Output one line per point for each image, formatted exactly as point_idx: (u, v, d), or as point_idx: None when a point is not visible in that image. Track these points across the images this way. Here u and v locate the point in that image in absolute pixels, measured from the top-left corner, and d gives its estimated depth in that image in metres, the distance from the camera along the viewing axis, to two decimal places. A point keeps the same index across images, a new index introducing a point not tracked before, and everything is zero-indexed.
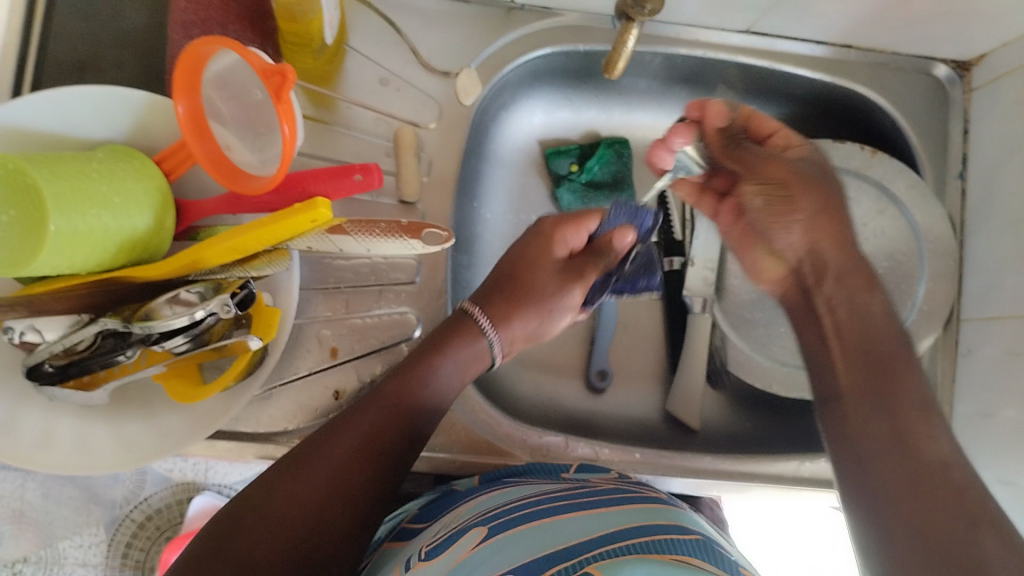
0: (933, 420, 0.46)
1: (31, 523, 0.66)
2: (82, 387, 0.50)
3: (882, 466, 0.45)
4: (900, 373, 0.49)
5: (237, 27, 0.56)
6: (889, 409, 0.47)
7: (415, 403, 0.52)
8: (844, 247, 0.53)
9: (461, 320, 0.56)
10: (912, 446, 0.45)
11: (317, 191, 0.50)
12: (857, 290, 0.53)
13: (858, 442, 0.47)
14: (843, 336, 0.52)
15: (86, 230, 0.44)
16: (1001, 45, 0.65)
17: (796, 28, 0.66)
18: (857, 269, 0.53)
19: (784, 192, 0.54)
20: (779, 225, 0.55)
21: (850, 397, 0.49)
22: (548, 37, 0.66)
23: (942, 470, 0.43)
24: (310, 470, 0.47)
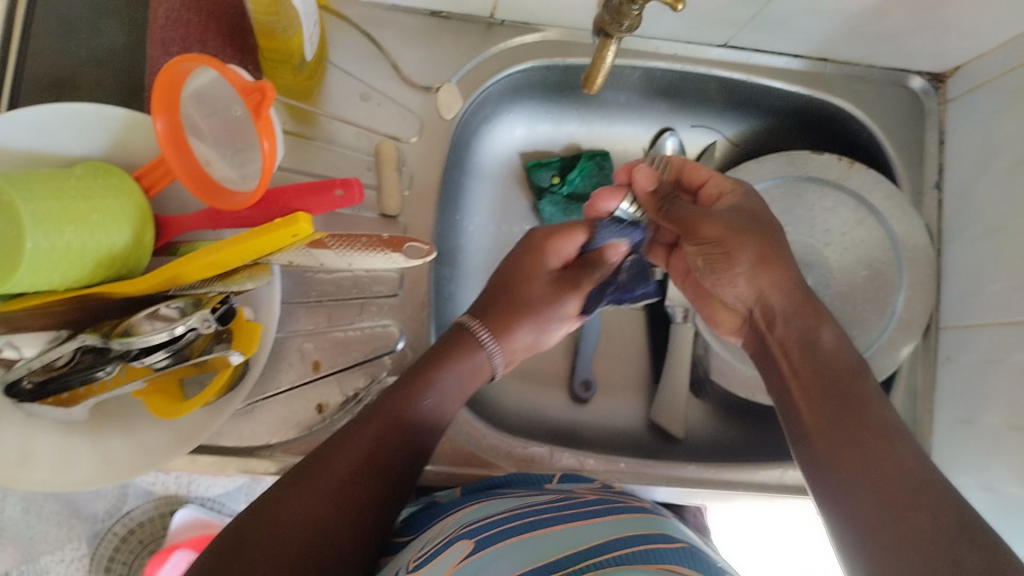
0: (897, 441, 0.47)
1: (14, 539, 0.68)
2: (60, 404, 0.50)
3: (860, 493, 0.46)
4: (865, 400, 0.50)
5: (215, 44, 0.57)
6: (858, 436, 0.48)
7: (418, 410, 0.53)
8: (791, 285, 0.56)
9: (461, 334, 0.58)
10: (881, 465, 0.46)
11: (298, 208, 0.50)
12: (807, 325, 0.55)
13: (840, 477, 0.47)
14: (809, 372, 0.53)
15: (64, 247, 0.44)
16: (974, 57, 0.66)
17: (773, 42, 0.67)
18: (805, 303, 0.56)
19: (722, 251, 0.55)
20: (724, 277, 0.57)
21: (819, 430, 0.50)
22: (528, 52, 0.67)
23: (913, 487, 0.44)
24: (313, 485, 0.47)
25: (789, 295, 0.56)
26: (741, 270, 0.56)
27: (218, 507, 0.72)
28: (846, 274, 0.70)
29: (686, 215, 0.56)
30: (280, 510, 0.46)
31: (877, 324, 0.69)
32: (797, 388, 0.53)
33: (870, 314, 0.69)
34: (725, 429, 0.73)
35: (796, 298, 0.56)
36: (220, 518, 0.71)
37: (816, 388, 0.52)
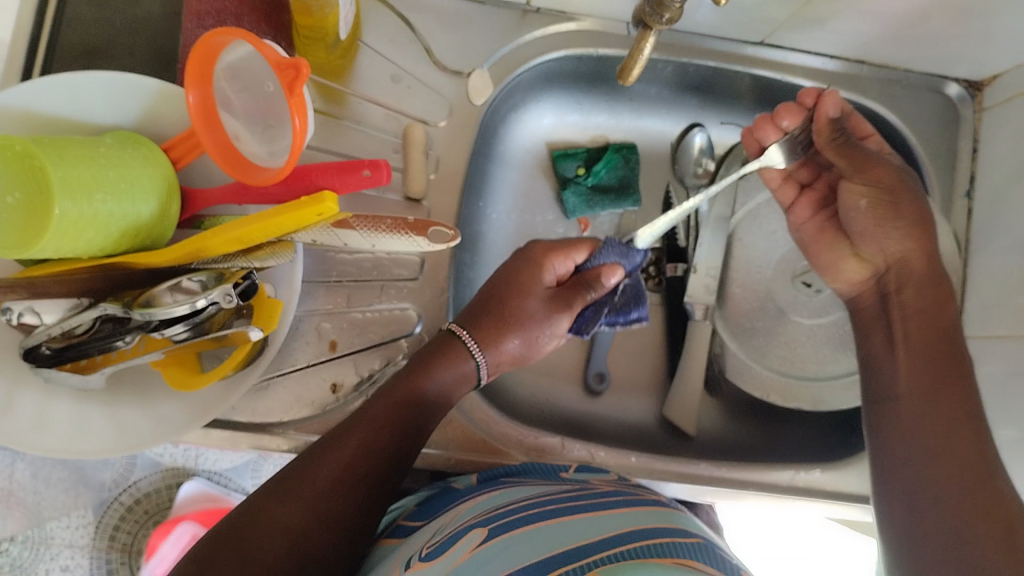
0: (981, 440, 0.52)
1: (19, 504, 0.67)
2: (78, 370, 0.50)
3: (957, 474, 0.51)
4: (958, 384, 0.54)
5: (250, 19, 0.56)
6: (941, 424, 0.53)
7: (400, 423, 0.52)
8: (929, 255, 0.58)
9: (448, 340, 0.56)
10: (949, 443, 0.52)
11: (325, 185, 0.50)
12: (919, 281, 0.57)
13: (918, 444, 0.53)
14: (909, 332, 0.57)
15: (90, 215, 0.44)
16: (1015, 67, 0.65)
17: (810, 41, 0.66)
18: (938, 278, 0.57)
19: (891, 197, 0.58)
20: (877, 227, 0.59)
21: (906, 399, 0.55)
22: (562, 41, 0.66)
23: (988, 480, 0.50)
24: (295, 496, 0.47)
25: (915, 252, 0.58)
26: (920, 236, 0.58)
27: (225, 482, 0.73)
28: None
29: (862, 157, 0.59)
30: (260, 522, 0.45)
31: None
32: (897, 352, 0.57)
33: None
34: (738, 428, 0.73)
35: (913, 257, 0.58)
36: (224, 492, 0.73)
37: (922, 362, 0.55)
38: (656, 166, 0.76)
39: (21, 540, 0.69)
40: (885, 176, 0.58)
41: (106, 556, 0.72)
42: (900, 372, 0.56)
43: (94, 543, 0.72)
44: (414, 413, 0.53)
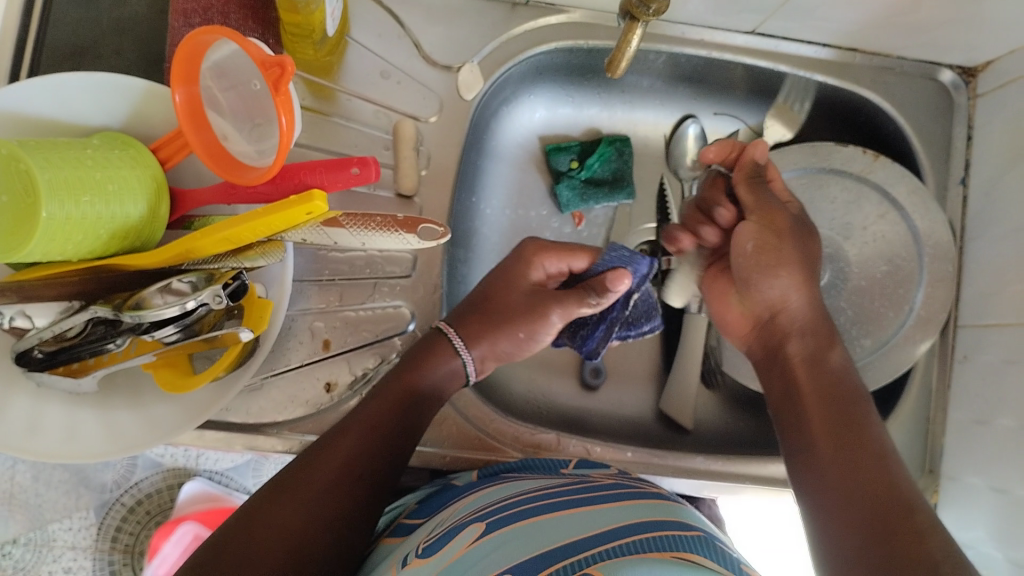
0: (893, 467, 0.48)
1: (21, 506, 0.67)
2: (71, 374, 0.50)
3: (873, 494, 0.46)
4: (865, 424, 0.51)
5: (238, 16, 0.56)
6: (860, 455, 0.49)
7: (390, 421, 0.53)
8: (813, 305, 0.57)
9: (436, 339, 0.57)
10: (857, 458, 0.49)
11: (314, 184, 0.50)
12: (815, 344, 0.56)
13: (838, 482, 0.48)
14: (813, 376, 0.54)
15: (78, 218, 0.43)
16: (1008, 52, 0.64)
17: (801, 30, 0.66)
18: (819, 325, 0.57)
19: (803, 239, 0.58)
20: (763, 276, 0.57)
21: (814, 444, 0.51)
22: (551, 33, 0.66)
23: (909, 509, 0.45)
24: (294, 497, 0.47)
25: (810, 309, 0.57)
26: (805, 277, 0.57)
27: (227, 481, 0.73)
28: (868, 268, 0.69)
29: (769, 197, 0.59)
30: (260, 522, 0.45)
31: (895, 320, 0.68)
32: (804, 397, 0.54)
33: (887, 310, 0.68)
34: (736, 420, 0.73)
35: (812, 320, 0.57)
36: (226, 492, 0.72)
37: (829, 403, 0.52)
38: (650, 159, 0.76)
39: (23, 543, 0.69)
40: (785, 222, 0.58)
41: (109, 558, 0.72)
42: (809, 415, 0.53)
43: (96, 545, 0.71)
44: (407, 411, 0.54)
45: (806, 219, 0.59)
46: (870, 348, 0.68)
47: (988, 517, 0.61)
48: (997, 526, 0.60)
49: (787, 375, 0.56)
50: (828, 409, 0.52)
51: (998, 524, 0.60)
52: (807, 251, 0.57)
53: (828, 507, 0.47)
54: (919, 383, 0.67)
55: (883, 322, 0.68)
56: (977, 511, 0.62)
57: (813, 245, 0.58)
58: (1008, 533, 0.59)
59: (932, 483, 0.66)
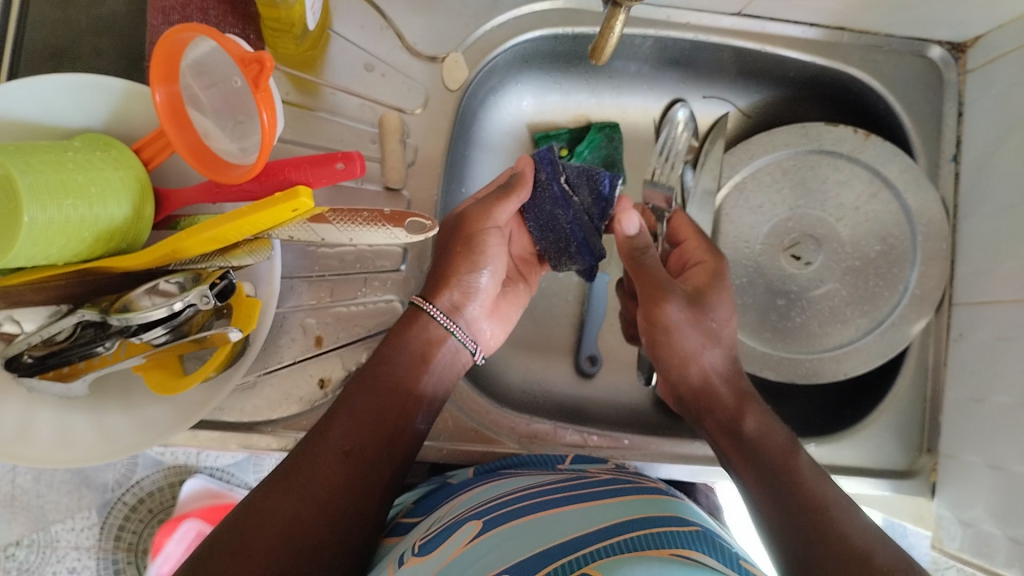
0: (838, 514, 0.47)
1: (23, 507, 0.68)
2: (61, 379, 0.50)
3: (821, 550, 0.45)
4: (801, 473, 0.50)
5: (217, 11, 0.56)
6: (802, 501, 0.48)
7: (363, 392, 0.52)
8: (725, 374, 0.57)
9: (412, 314, 0.56)
10: (800, 495, 0.48)
11: (299, 181, 0.49)
12: (727, 413, 0.54)
13: (785, 543, 0.47)
14: (741, 430, 0.53)
15: (62, 221, 0.43)
16: (997, 26, 0.64)
17: (788, 10, 0.65)
18: (733, 390, 0.56)
19: (700, 317, 0.57)
20: (667, 361, 0.58)
21: (756, 493, 0.50)
22: (537, 22, 0.65)
23: (864, 556, 0.44)
24: (285, 484, 0.47)
25: (724, 377, 0.57)
26: (711, 347, 0.57)
27: (228, 478, 0.73)
28: (859, 247, 0.70)
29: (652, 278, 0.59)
30: (255, 513, 0.46)
31: (889, 299, 0.69)
32: (738, 467, 0.52)
33: (882, 290, 0.69)
34: None
35: (720, 388, 0.56)
36: (228, 488, 0.72)
37: (756, 465, 0.51)
38: (640, 144, 0.75)
39: (27, 544, 0.69)
40: (671, 309, 0.56)
41: (113, 557, 0.72)
42: (744, 482, 0.51)
43: (100, 544, 0.71)
44: (394, 388, 0.53)
45: (704, 292, 0.58)
46: (866, 326, 0.69)
47: (987, 494, 0.60)
48: (994, 503, 0.59)
49: (717, 451, 0.55)
50: (756, 470, 0.51)
51: (995, 501, 0.59)
52: (708, 330, 0.57)
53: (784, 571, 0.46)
54: (916, 362, 0.68)
55: (876, 302, 0.69)
56: (974, 488, 0.62)
57: (725, 317, 0.58)
58: (1004, 510, 0.58)
59: (930, 462, 0.66)
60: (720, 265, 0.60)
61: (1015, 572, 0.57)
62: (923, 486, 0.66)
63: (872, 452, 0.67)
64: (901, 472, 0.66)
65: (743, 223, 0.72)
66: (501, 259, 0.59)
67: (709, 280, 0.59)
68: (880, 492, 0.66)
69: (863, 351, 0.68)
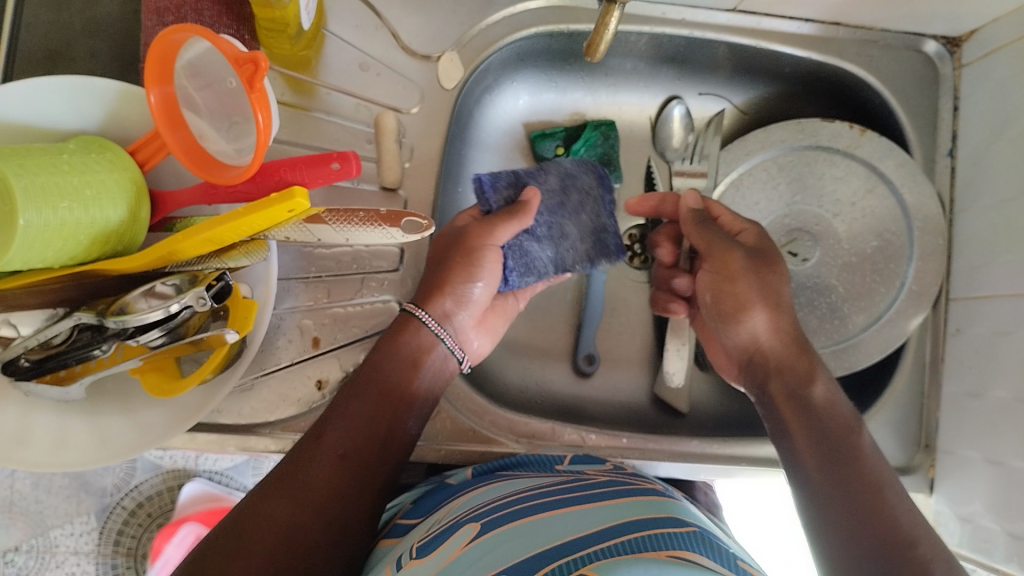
0: (891, 496, 0.47)
1: (22, 514, 0.68)
2: (58, 382, 0.49)
3: (872, 526, 0.45)
4: (860, 451, 0.49)
5: (211, 12, 0.55)
6: (859, 483, 0.47)
7: (357, 397, 0.52)
8: (787, 339, 0.56)
9: (404, 320, 0.56)
10: (859, 475, 0.48)
11: (294, 181, 0.49)
12: (797, 378, 0.54)
13: (834, 516, 0.47)
14: (808, 400, 0.52)
15: (57, 224, 0.42)
16: (992, 20, 0.64)
17: (782, 6, 0.65)
18: (799, 359, 0.55)
19: (762, 270, 0.58)
20: (734, 324, 0.58)
21: (814, 467, 0.49)
22: (531, 19, 0.65)
23: (910, 541, 0.44)
24: (282, 489, 0.47)
25: (787, 343, 0.56)
26: (774, 305, 0.57)
27: (227, 481, 0.72)
28: (857, 244, 0.70)
29: (715, 237, 0.60)
30: (253, 516, 0.45)
31: (886, 295, 0.68)
32: (794, 436, 0.52)
33: (879, 286, 0.69)
34: (731, 400, 0.72)
35: (786, 353, 0.56)
36: (227, 492, 0.72)
37: (816, 435, 0.50)
38: (637, 143, 0.75)
39: (25, 550, 0.70)
40: (735, 263, 0.58)
41: (112, 562, 0.72)
42: (800, 456, 0.51)
43: (99, 549, 0.71)
44: (388, 393, 0.53)
45: (765, 252, 0.59)
46: (865, 322, 0.69)
47: (988, 489, 0.60)
48: (996, 499, 0.59)
49: (774, 422, 0.54)
50: (818, 441, 0.50)
51: (997, 497, 0.59)
52: (768, 286, 0.57)
53: (832, 547, 0.46)
54: (913, 356, 0.68)
55: (874, 298, 0.69)
56: (972, 484, 0.62)
57: (783, 279, 0.58)
58: (1005, 503, 0.58)
59: (928, 457, 0.66)
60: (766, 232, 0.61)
61: (1014, 567, 0.57)
62: (922, 482, 0.65)
63: None
64: (901, 468, 0.66)
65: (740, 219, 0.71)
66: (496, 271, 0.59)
67: (762, 243, 0.60)
68: None
69: (862, 347, 0.68)
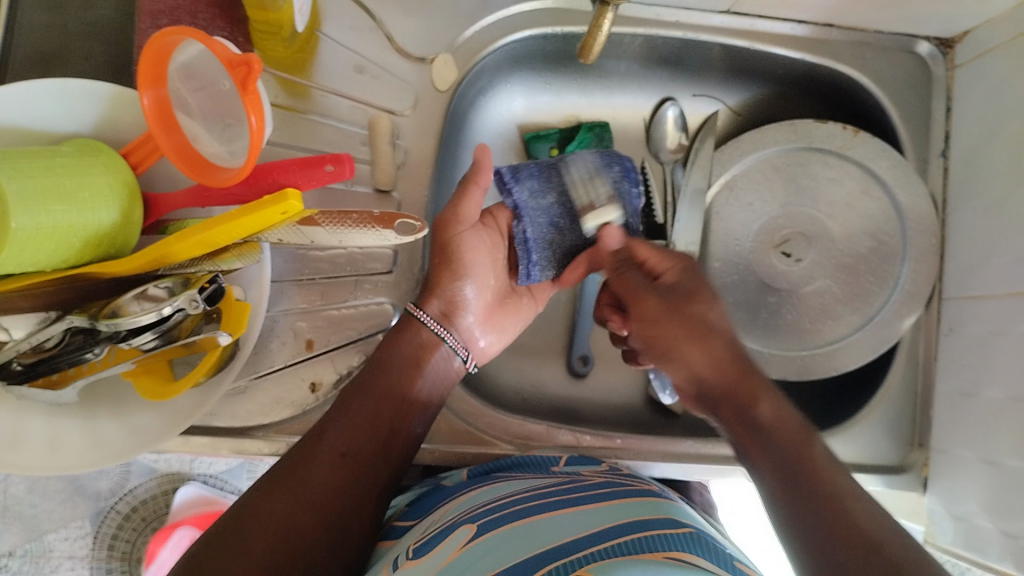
0: (852, 503, 0.42)
1: (17, 518, 0.68)
2: (51, 386, 0.49)
3: (831, 537, 0.40)
4: (815, 462, 0.44)
5: (206, 15, 0.55)
6: (818, 495, 0.42)
7: (358, 396, 0.52)
8: (726, 361, 0.50)
9: (405, 321, 0.56)
10: (819, 485, 0.43)
11: (287, 183, 0.49)
12: (741, 401, 0.48)
13: (796, 535, 0.42)
14: (753, 418, 0.47)
15: (49, 226, 0.42)
16: (985, 21, 0.64)
17: (776, 7, 0.65)
18: (743, 377, 0.49)
19: (679, 305, 0.53)
20: (673, 360, 0.52)
21: (772, 485, 0.44)
22: (525, 21, 0.65)
23: (875, 545, 0.39)
24: (281, 487, 0.47)
25: (732, 363, 0.50)
26: (707, 334, 0.51)
27: (221, 484, 0.72)
28: (851, 244, 0.70)
29: (631, 281, 0.55)
30: (252, 515, 0.45)
31: (880, 295, 0.69)
32: (750, 457, 0.46)
33: (873, 286, 0.69)
34: None
35: (726, 373, 0.50)
36: (221, 495, 0.72)
37: (767, 452, 0.45)
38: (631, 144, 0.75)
39: (21, 555, 0.69)
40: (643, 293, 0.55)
41: (107, 566, 0.72)
42: (761, 479, 0.45)
43: (94, 553, 0.71)
44: (390, 393, 0.53)
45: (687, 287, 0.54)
46: (859, 323, 0.69)
47: (983, 489, 0.60)
48: (990, 498, 0.59)
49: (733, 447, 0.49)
50: (765, 462, 0.45)
51: (991, 496, 0.59)
52: (695, 320, 0.52)
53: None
54: (907, 357, 0.68)
55: (869, 298, 0.69)
56: (967, 484, 0.62)
57: (715, 307, 0.53)
58: (999, 502, 0.58)
59: (922, 456, 0.66)
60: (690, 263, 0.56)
61: (1008, 566, 0.57)
62: (915, 481, 0.66)
63: (866, 448, 0.67)
64: (895, 468, 0.66)
65: (734, 221, 0.71)
66: (484, 268, 0.60)
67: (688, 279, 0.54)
68: (872, 487, 0.66)
69: (855, 346, 0.68)
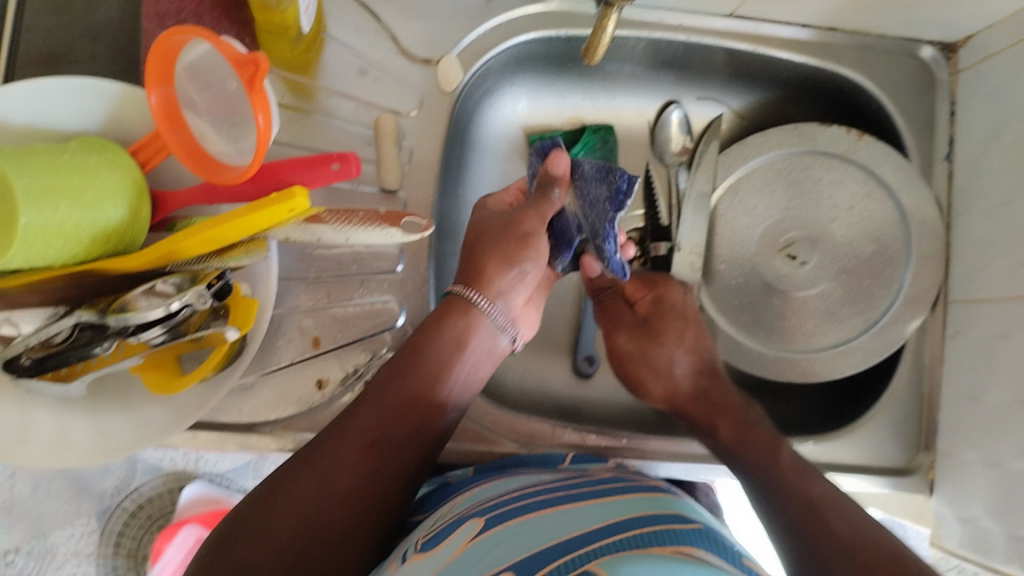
0: (826, 508, 0.49)
1: (23, 515, 0.69)
2: (60, 378, 0.50)
3: (820, 550, 0.46)
4: (783, 469, 0.53)
5: (211, 16, 0.55)
6: (789, 494, 0.51)
7: (400, 378, 0.52)
8: (685, 382, 0.62)
9: (452, 301, 0.56)
10: (793, 489, 0.51)
11: (294, 181, 0.50)
12: (706, 429, 0.59)
13: (779, 541, 0.49)
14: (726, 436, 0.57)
15: (57, 223, 0.43)
16: (987, 26, 0.64)
17: (780, 11, 0.66)
18: (703, 398, 0.61)
19: (647, 340, 0.64)
20: (647, 390, 0.64)
21: (752, 495, 0.53)
22: (529, 24, 0.65)
23: (852, 550, 0.46)
24: (312, 470, 0.48)
25: (693, 389, 0.61)
26: (669, 363, 0.63)
27: (227, 483, 0.73)
28: (854, 248, 0.70)
29: (613, 321, 0.67)
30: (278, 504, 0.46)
31: (884, 299, 0.69)
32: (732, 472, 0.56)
33: (877, 289, 0.70)
34: None
35: (689, 397, 0.61)
36: (227, 494, 0.72)
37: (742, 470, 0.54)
38: (635, 147, 0.75)
39: (26, 551, 0.70)
40: (623, 339, 0.66)
41: (113, 563, 0.73)
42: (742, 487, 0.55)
43: (100, 551, 0.72)
44: (428, 376, 0.53)
45: (651, 317, 0.65)
46: (862, 325, 0.69)
47: (988, 491, 0.60)
48: (996, 501, 0.59)
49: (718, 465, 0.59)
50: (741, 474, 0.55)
51: (997, 498, 0.59)
52: (658, 353, 0.64)
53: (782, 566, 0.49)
54: (910, 360, 0.68)
55: (872, 301, 0.70)
56: (971, 486, 0.62)
57: (677, 329, 0.64)
58: (1005, 505, 0.58)
59: (927, 459, 0.66)
60: (664, 282, 0.66)
61: (1016, 568, 0.57)
62: (922, 483, 0.66)
63: (871, 450, 0.67)
64: (899, 469, 0.66)
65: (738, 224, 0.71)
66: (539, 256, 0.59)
67: (654, 304, 0.65)
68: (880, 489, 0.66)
69: (858, 350, 0.69)
